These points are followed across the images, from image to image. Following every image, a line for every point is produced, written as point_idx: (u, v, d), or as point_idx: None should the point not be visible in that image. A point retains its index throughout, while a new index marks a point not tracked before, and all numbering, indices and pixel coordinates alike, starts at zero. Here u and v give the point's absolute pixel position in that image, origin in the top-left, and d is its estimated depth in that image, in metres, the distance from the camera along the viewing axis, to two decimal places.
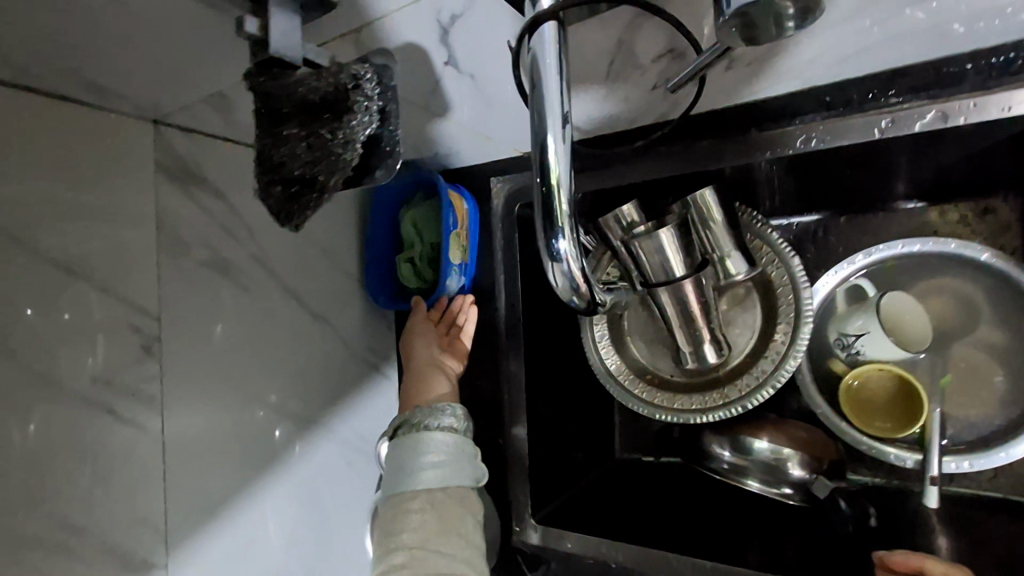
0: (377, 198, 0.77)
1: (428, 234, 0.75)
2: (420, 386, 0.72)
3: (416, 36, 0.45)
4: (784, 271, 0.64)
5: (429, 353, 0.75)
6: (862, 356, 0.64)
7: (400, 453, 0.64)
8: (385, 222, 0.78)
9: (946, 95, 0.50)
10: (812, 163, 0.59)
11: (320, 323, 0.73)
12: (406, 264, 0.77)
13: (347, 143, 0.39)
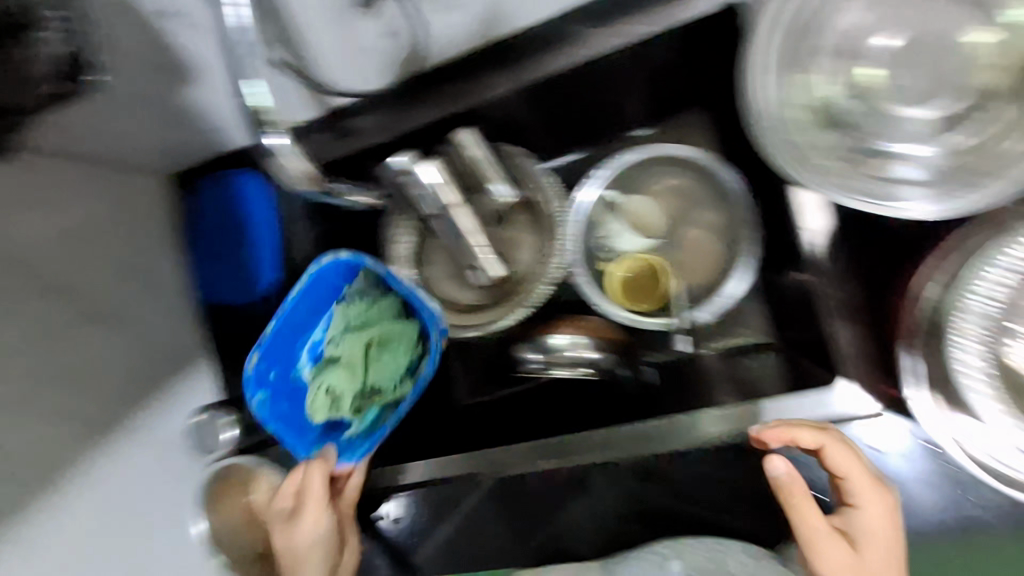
0: (186, 204, 0.82)
1: (368, 374, 0.74)
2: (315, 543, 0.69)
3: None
4: (546, 196, 0.75)
5: (307, 527, 0.68)
6: (622, 253, 0.78)
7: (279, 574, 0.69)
8: (197, 225, 0.82)
9: (618, 22, 0.62)
10: (550, 94, 0.68)
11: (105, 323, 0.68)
12: (322, 394, 0.73)
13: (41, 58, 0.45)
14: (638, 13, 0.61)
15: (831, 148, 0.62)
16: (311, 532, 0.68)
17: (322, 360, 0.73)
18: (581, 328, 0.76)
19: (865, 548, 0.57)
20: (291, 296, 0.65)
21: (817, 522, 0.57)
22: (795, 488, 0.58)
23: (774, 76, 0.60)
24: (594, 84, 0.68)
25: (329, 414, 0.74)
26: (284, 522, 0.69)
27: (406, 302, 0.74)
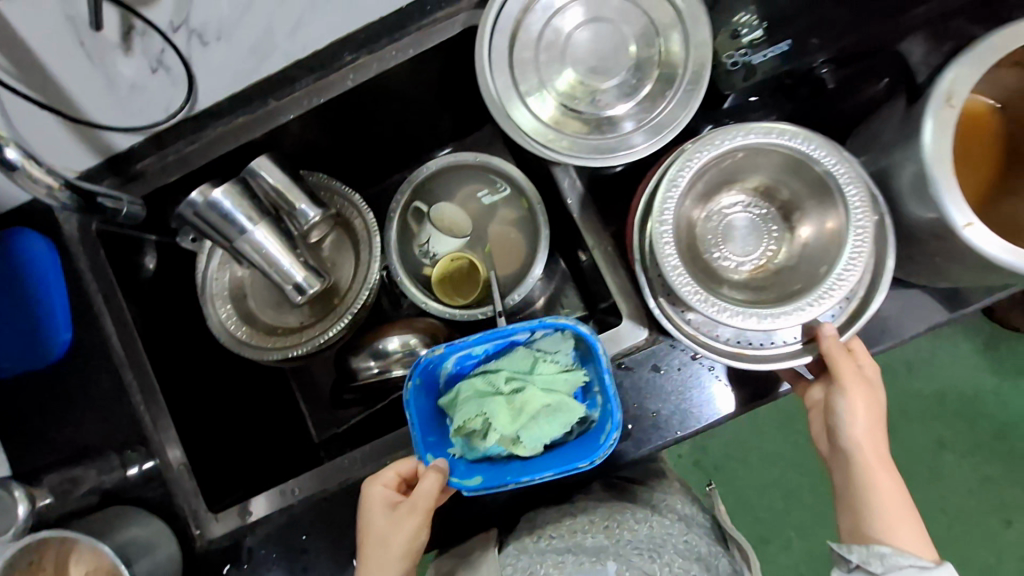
0: None
1: (529, 424, 0.65)
2: (379, 552, 0.61)
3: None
4: (354, 209, 0.79)
5: (404, 539, 0.61)
6: (438, 256, 0.85)
7: None
8: None
9: (381, 48, 0.70)
10: (334, 117, 0.75)
11: None
12: (477, 416, 0.65)
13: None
14: (397, 39, 0.70)
15: (560, 113, 0.58)
16: (406, 547, 0.61)
17: (479, 379, 0.66)
18: (412, 331, 0.80)
19: (865, 447, 0.60)
20: (463, 341, 0.63)
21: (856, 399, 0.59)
22: (840, 357, 0.59)
23: (495, 83, 0.56)
24: (376, 103, 0.75)
25: (463, 436, 0.66)
26: (378, 532, 0.62)
27: (580, 354, 0.67)
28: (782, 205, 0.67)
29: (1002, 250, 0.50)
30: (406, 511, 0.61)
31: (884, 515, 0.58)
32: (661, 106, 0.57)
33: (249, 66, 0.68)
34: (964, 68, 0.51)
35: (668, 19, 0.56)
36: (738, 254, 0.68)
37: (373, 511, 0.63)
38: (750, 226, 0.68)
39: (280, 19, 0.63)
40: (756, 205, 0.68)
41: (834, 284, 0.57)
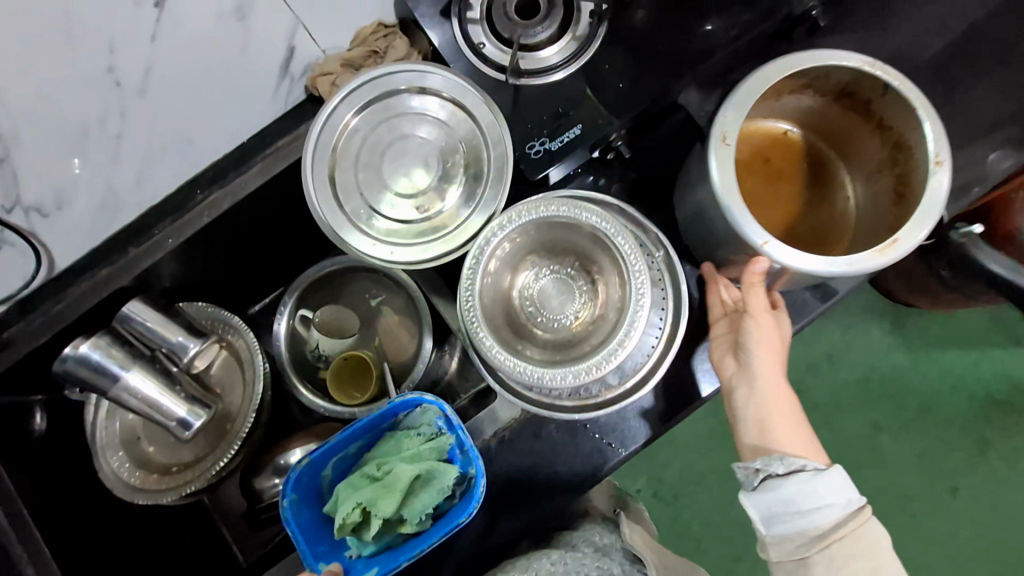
0: None
1: (408, 501, 0.67)
2: None
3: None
4: (235, 331, 0.81)
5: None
6: (330, 357, 0.85)
7: None
8: None
9: (228, 181, 0.72)
10: (198, 251, 0.77)
11: None
12: (353, 510, 0.66)
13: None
14: (243, 170, 0.72)
15: (391, 226, 0.62)
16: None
17: (354, 476, 0.69)
18: (313, 438, 0.81)
19: (766, 366, 0.65)
20: (326, 444, 0.68)
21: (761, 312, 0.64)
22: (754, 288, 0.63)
23: (321, 208, 0.60)
24: (238, 228, 0.77)
25: (350, 530, 0.67)
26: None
27: (445, 421, 0.68)
28: (579, 259, 0.63)
29: (780, 253, 0.58)
30: None
31: (780, 423, 0.64)
32: (480, 197, 0.61)
33: (99, 221, 0.70)
34: (729, 109, 0.59)
35: (467, 125, 0.63)
36: (557, 314, 0.62)
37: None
38: (560, 279, 0.63)
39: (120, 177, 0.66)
40: (555, 266, 0.63)
41: (628, 331, 0.56)
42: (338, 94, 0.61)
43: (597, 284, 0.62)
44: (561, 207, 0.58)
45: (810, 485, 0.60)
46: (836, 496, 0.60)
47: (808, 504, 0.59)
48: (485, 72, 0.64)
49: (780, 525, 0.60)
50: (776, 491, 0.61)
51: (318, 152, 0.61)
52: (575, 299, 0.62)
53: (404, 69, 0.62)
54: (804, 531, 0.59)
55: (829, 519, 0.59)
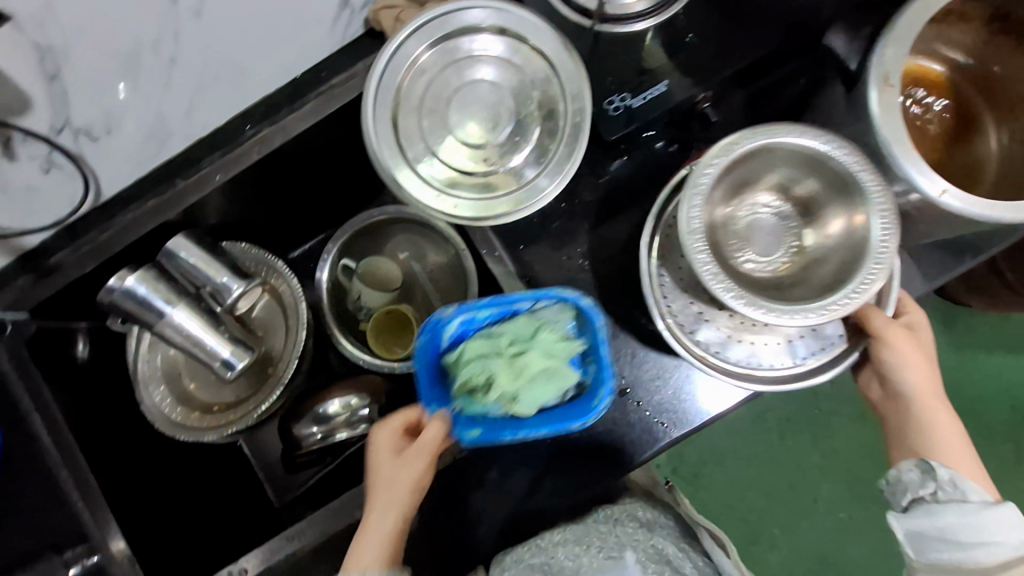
0: None
1: (525, 386, 0.60)
2: (380, 509, 0.60)
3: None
4: (280, 276, 0.79)
5: (410, 481, 0.60)
6: (371, 310, 0.86)
7: None
8: None
9: (278, 118, 0.70)
10: (243, 189, 0.74)
11: None
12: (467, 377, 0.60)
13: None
14: (295, 106, 0.70)
15: (454, 178, 0.58)
16: (412, 485, 0.60)
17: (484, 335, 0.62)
18: (351, 387, 0.80)
19: (920, 384, 0.63)
20: (473, 302, 0.60)
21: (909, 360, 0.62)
22: (891, 328, 0.61)
23: (381, 152, 0.56)
24: (286, 169, 0.75)
25: (462, 389, 0.61)
26: (384, 481, 0.60)
27: (578, 325, 0.62)
28: (806, 197, 0.52)
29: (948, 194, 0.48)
30: (405, 467, 0.60)
31: (934, 438, 0.62)
32: (551, 152, 0.57)
33: (147, 151, 0.67)
34: (888, 45, 0.49)
35: (543, 73, 0.58)
36: (762, 256, 0.53)
37: (380, 455, 0.61)
38: (771, 225, 0.54)
39: (172, 106, 0.62)
40: (778, 201, 0.54)
41: (852, 291, 0.47)
42: (407, 28, 0.56)
43: (803, 243, 0.53)
44: (792, 136, 0.48)
45: (975, 518, 0.56)
46: (1008, 534, 0.55)
47: (975, 538, 0.56)
48: (567, 17, 0.58)
49: (931, 552, 0.57)
50: (929, 517, 0.58)
51: (383, 90, 0.57)
52: (785, 247, 0.54)
53: (480, 5, 0.56)
54: (961, 563, 0.56)
55: (998, 557, 0.55)
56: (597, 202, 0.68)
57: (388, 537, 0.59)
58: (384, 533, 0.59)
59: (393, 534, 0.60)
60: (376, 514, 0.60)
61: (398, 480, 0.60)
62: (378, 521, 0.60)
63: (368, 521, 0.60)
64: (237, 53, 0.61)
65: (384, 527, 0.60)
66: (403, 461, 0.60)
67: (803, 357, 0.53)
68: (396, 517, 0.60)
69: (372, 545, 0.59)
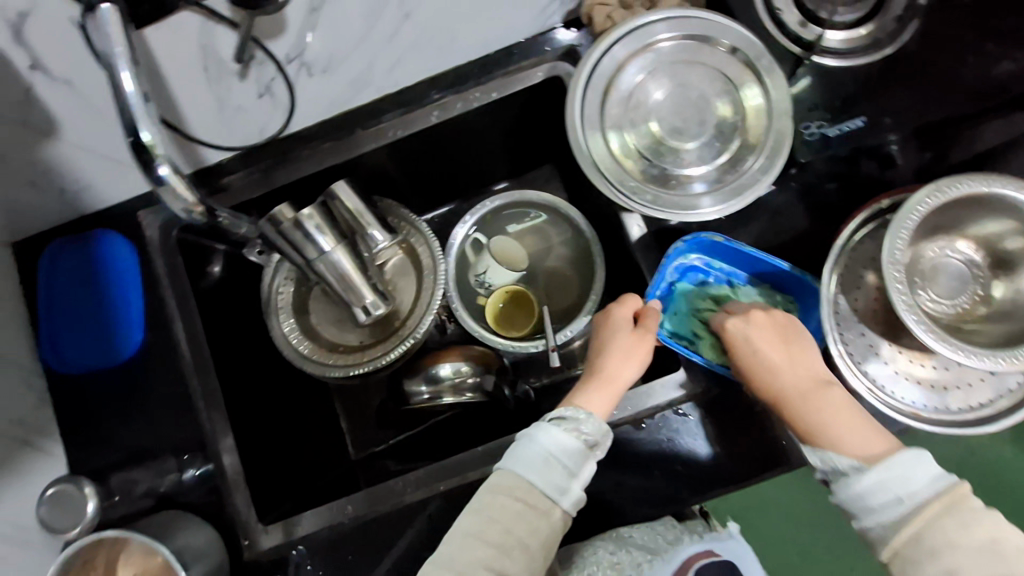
0: (53, 275, 0.74)
1: None
2: (612, 372, 0.64)
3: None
4: (421, 236, 0.82)
5: (644, 354, 0.65)
6: (492, 286, 0.88)
7: (548, 437, 0.59)
8: (67, 292, 0.75)
9: (464, 89, 0.74)
10: (411, 150, 0.78)
11: None
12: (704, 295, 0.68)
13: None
14: (483, 80, 0.74)
15: (643, 170, 0.62)
16: (641, 361, 0.65)
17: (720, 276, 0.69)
18: (465, 354, 0.82)
19: None
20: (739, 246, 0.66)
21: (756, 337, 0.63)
22: None
23: (582, 133, 0.61)
24: (453, 137, 0.78)
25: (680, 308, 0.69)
26: (620, 350, 0.65)
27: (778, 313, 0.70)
28: (1007, 251, 0.55)
29: None
30: (640, 342, 0.65)
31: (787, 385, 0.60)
32: (743, 161, 0.61)
33: (344, 98, 0.72)
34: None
35: (747, 89, 0.61)
36: (945, 298, 0.57)
37: (619, 329, 0.66)
38: (961, 272, 0.57)
39: (383, 57, 0.67)
40: (976, 249, 0.57)
41: None
42: (630, 25, 0.61)
43: (991, 292, 0.56)
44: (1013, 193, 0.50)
45: (893, 467, 0.52)
46: None
47: (871, 479, 0.53)
48: (780, 42, 0.63)
49: (868, 514, 0.53)
50: (846, 487, 0.54)
51: (599, 79, 0.61)
52: (970, 293, 0.57)
53: (703, 16, 0.60)
54: None
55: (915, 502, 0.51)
56: (766, 217, 0.67)
57: (611, 397, 0.63)
58: (612, 392, 0.64)
59: (614, 395, 0.64)
60: (605, 377, 0.64)
61: (630, 351, 0.65)
62: (607, 381, 0.64)
63: (594, 382, 0.64)
64: (457, 21, 0.66)
65: (609, 388, 0.64)
66: (638, 333, 0.65)
67: (973, 403, 0.56)
68: (619, 381, 0.64)
69: (599, 401, 0.63)
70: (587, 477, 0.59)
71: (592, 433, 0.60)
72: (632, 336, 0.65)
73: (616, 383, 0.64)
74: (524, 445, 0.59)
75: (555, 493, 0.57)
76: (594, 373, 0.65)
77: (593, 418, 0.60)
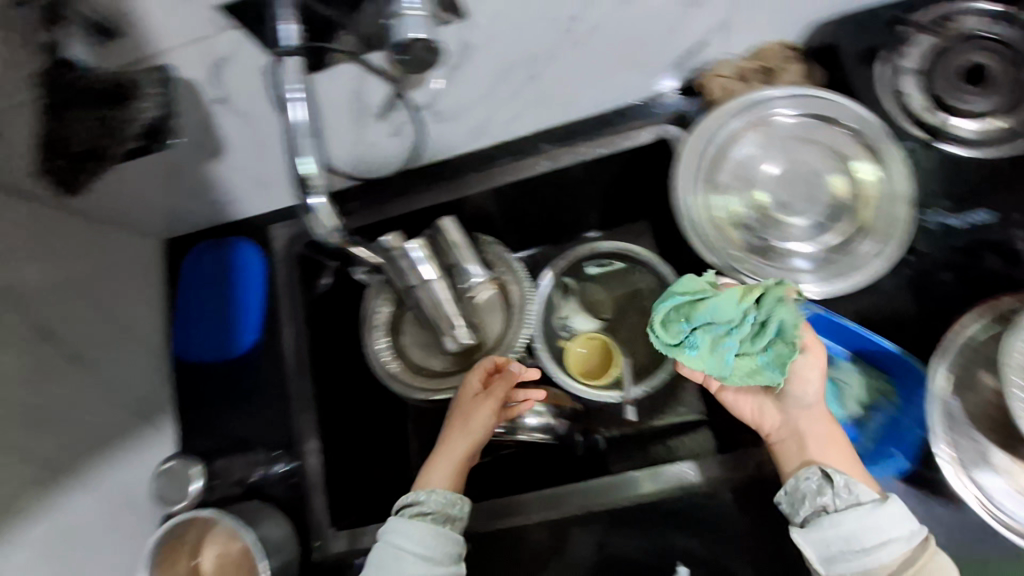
0: (191, 273, 0.85)
1: None
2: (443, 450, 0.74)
3: (192, 70, 0.55)
4: (513, 275, 0.86)
5: (484, 416, 0.74)
6: (575, 332, 0.90)
7: (394, 535, 0.65)
8: (200, 289, 0.85)
9: (571, 144, 0.79)
10: (515, 194, 0.82)
11: (112, 393, 0.73)
12: None
13: (129, 120, 0.56)
14: (590, 138, 0.78)
15: (745, 242, 0.63)
16: (485, 422, 0.74)
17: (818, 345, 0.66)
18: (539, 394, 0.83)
19: None
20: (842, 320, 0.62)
21: (816, 371, 0.60)
22: None
23: (689, 203, 0.62)
24: (556, 187, 0.82)
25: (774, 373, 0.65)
26: (459, 418, 0.75)
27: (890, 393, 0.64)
28: None
29: None
30: (477, 401, 0.74)
31: (811, 416, 0.62)
32: (854, 245, 0.60)
33: (463, 143, 0.78)
34: None
35: (869, 173, 0.60)
36: None
37: (466, 393, 0.76)
38: None
39: (503, 111, 0.73)
40: None
41: None
42: (749, 98, 0.62)
43: None
44: None
45: (871, 518, 0.54)
46: None
47: (850, 531, 0.54)
48: (903, 127, 0.63)
49: (842, 565, 0.54)
50: (824, 523, 0.55)
51: (711, 147, 0.63)
52: None
53: (830, 98, 0.60)
54: None
55: (895, 556, 0.53)
56: (879, 295, 0.63)
57: (452, 462, 0.73)
58: (455, 455, 0.73)
59: (451, 456, 0.73)
60: (455, 442, 0.74)
61: (476, 406, 0.74)
62: (453, 441, 0.74)
63: (461, 432, 0.74)
64: (576, 83, 0.71)
65: (446, 452, 0.73)
66: (473, 393, 0.75)
67: None
68: (482, 432, 0.74)
69: (440, 465, 0.72)
70: (445, 557, 0.64)
71: (438, 507, 0.68)
72: (477, 393, 0.75)
73: (456, 444, 0.73)
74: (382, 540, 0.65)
75: (441, 564, 0.64)
76: (460, 423, 0.74)
77: (434, 496, 0.68)
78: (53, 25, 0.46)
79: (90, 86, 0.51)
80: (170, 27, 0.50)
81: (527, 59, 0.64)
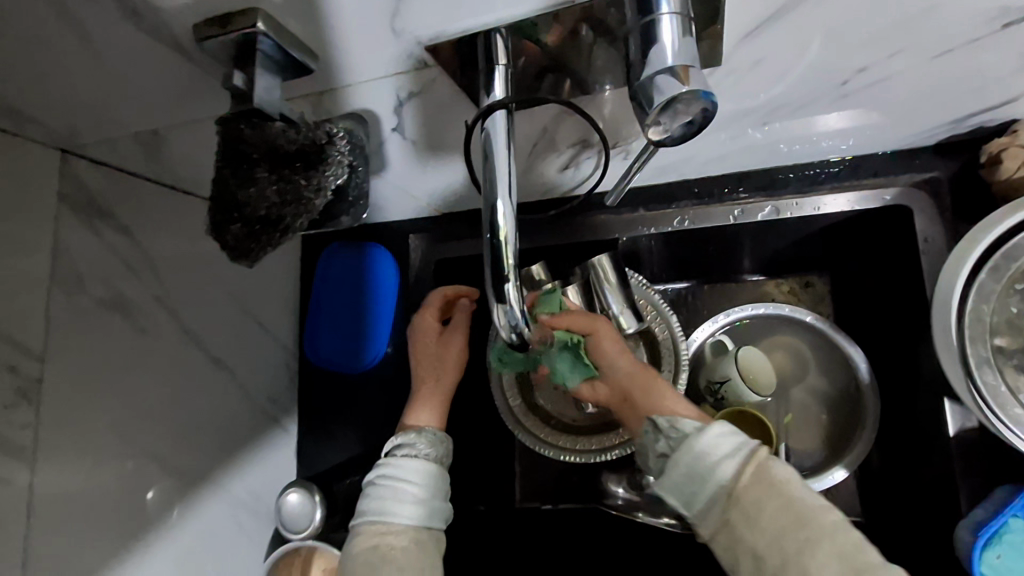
0: (319, 273, 0.79)
1: None
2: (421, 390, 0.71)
3: (373, 103, 0.50)
4: (666, 326, 0.70)
5: (456, 348, 0.73)
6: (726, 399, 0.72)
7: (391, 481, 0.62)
8: (327, 292, 0.80)
9: (775, 195, 0.64)
10: (691, 242, 0.69)
11: (242, 394, 0.73)
12: None
13: (319, 189, 0.53)
14: (800, 192, 0.63)
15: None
16: (458, 359, 0.73)
17: None
18: None
19: None
20: None
21: (608, 343, 0.63)
22: None
23: (966, 336, 0.51)
24: (742, 240, 0.68)
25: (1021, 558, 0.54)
26: (427, 355, 0.73)
27: None
28: None
29: None
30: (444, 340, 0.73)
31: (631, 375, 0.62)
32: None
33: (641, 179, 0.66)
34: None
35: None
36: None
37: (426, 334, 0.73)
38: None
39: (705, 152, 0.60)
40: None
41: None
42: None
43: None
44: None
45: (700, 451, 0.53)
46: None
47: (687, 465, 0.53)
48: None
49: (698, 503, 0.53)
50: (683, 465, 0.54)
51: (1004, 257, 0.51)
52: None
53: None
54: None
55: (730, 471, 0.52)
56: None
57: (440, 401, 0.71)
58: (434, 389, 0.71)
59: (430, 392, 0.71)
60: (429, 376, 0.72)
61: (436, 345, 0.73)
62: (428, 377, 0.72)
63: (436, 377, 0.72)
64: (808, 130, 0.56)
65: (425, 390, 0.71)
66: (449, 339, 0.73)
67: None
68: (452, 368, 0.72)
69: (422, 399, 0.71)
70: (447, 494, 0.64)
71: (432, 450, 0.66)
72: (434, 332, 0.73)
73: (433, 377, 0.72)
74: (378, 487, 0.62)
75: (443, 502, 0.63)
76: (422, 360, 0.72)
77: (422, 438, 0.66)
78: (239, 68, 0.43)
79: (287, 148, 0.50)
80: (367, 64, 0.44)
81: (770, 106, 0.51)
